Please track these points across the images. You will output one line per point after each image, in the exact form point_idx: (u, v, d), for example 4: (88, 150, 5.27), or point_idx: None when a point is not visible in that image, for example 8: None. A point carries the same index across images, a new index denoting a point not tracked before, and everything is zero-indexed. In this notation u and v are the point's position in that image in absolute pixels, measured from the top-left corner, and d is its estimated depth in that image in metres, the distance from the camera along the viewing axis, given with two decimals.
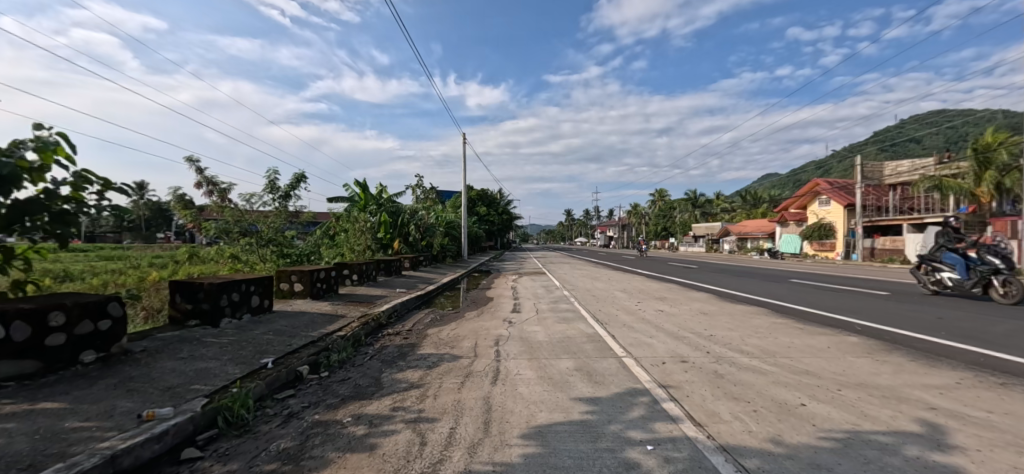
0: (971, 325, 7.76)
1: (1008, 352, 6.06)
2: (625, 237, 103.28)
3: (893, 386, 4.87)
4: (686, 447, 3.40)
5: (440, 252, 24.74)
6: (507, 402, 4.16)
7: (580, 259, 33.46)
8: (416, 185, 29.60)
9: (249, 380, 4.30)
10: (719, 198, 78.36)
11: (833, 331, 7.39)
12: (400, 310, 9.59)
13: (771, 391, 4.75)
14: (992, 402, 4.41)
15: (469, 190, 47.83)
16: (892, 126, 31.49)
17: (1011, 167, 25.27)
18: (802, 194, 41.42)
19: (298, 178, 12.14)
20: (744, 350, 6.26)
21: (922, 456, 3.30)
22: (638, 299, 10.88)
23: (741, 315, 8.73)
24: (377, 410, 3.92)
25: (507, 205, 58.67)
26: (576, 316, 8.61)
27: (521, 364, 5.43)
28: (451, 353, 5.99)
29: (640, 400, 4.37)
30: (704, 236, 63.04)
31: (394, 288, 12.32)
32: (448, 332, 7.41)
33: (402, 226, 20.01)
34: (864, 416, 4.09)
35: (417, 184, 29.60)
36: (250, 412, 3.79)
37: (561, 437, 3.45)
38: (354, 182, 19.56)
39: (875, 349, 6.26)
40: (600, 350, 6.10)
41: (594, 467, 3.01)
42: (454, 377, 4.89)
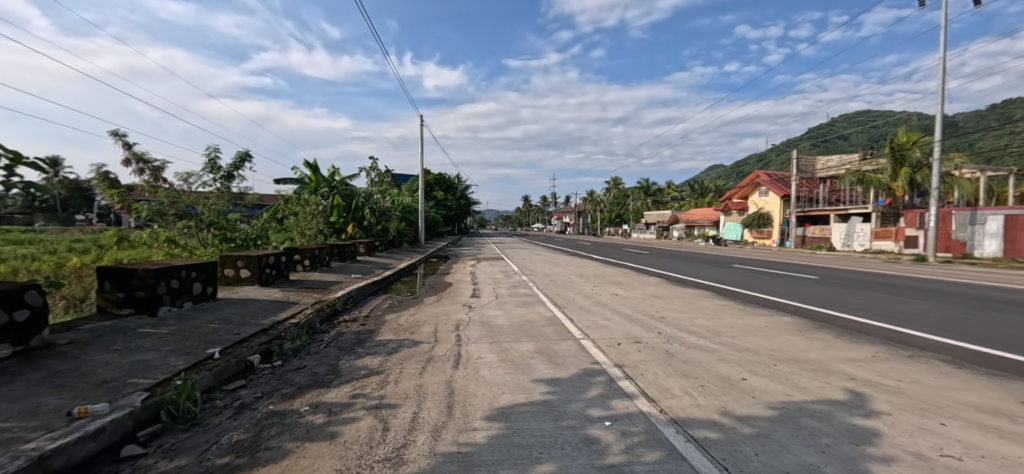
0: (886, 306, 8.62)
1: (914, 329, 6.82)
2: (580, 224, 105.61)
3: (821, 360, 5.34)
4: (641, 422, 3.60)
5: (396, 237, 24.10)
6: (470, 385, 4.19)
7: (546, 251, 25.67)
8: (370, 168, 28.60)
9: (194, 372, 4.05)
10: (669, 188, 81.74)
11: (771, 312, 7.99)
12: (356, 296, 9.32)
13: (716, 368, 5.09)
14: (901, 372, 4.96)
15: (426, 174, 46.91)
16: (824, 124, 33.96)
17: (922, 164, 27.96)
18: (745, 186, 43.53)
19: (242, 157, 11.41)
20: (693, 331, 6.61)
21: (845, 421, 3.67)
22: (595, 283, 11.17)
23: (689, 298, 9.22)
24: (337, 398, 3.83)
25: (465, 190, 58.06)
26: (535, 300, 8.73)
27: (482, 348, 5.46)
28: (412, 339, 5.92)
29: (599, 380, 4.54)
30: (655, 222, 65.55)
31: (349, 274, 11.96)
32: (407, 318, 7.28)
33: (356, 210, 19.39)
34: (797, 387, 4.47)
35: (371, 166, 28.61)
36: (196, 405, 3.60)
37: (524, 417, 3.53)
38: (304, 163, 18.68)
39: (806, 328, 6.85)
40: (559, 333, 6.24)
41: (556, 444, 3.13)
42: (415, 363, 4.84)
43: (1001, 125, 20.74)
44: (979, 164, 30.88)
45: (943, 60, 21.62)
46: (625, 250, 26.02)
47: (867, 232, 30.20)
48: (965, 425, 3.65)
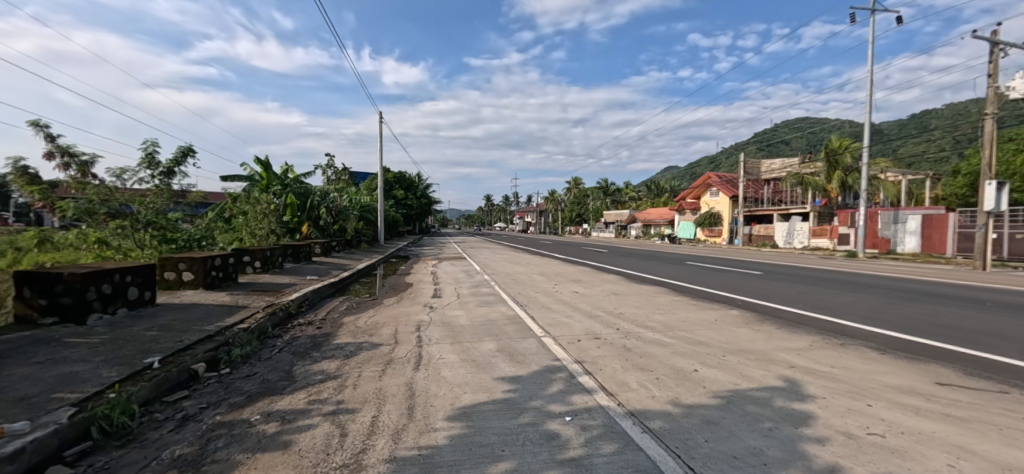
0: (821, 298, 9.28)
1: (845, 319, 7.40)
2: (542, 223, 106.73)
3: (765, 350, 5.70)
4: (599, 415, 3.72)
5: (354, 237, 23.48)
6: (431, 386, 4.17)
7: (508, 250, 24.90)
8: (327, 165, 27.82)
9: (130, 383, 3.81)
10: (626, 188, 84.02)
11: (720, 306, 8.41)
12: (311, 298, 9.02)
13: (670, 360, 5.31)
14: (834, 358, 5.37)
15: (386, 171, 45.98)
16: (769, 129, 36.00)
17: (853, 168, 30.13)
18: (697, 186, 45.45)
19: (183, 152, 10.76)
20: (649, 326, 6.87)
21: (785, 406, 3.95)
22: (555, 281, 11.36)
23: (646, 294, 9.56)
24: (291, 405, 3.71)
25: (426, 189, 57.30)
26: (497, 299, 8.77)
27: (443, 348, 5.45)
28: (371, 341, 5.82)
29: (560, 376, 4.65)
30: (614, 222, 67.22)
31: (303, 275, 11.56)
32: (366, 320, 7.13)
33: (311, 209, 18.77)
34: (743, 375, 4.75)
35: (327, 164, 27.84)
36: (133, 420, 3.39)
37: (486, 416, 3.55)
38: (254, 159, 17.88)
39: (752, 320, 7.27)
40: (521, 331, 6.32)
41: (518, 441, 3.18)
42: (375, 366, 4.76)
43: (919, 133, 22.70)
44: (902, 168, 33.68)
45: (871, 73, 23.40)
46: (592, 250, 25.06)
47: (805, 230, 32.22)
48: (888, 405, 4.01)
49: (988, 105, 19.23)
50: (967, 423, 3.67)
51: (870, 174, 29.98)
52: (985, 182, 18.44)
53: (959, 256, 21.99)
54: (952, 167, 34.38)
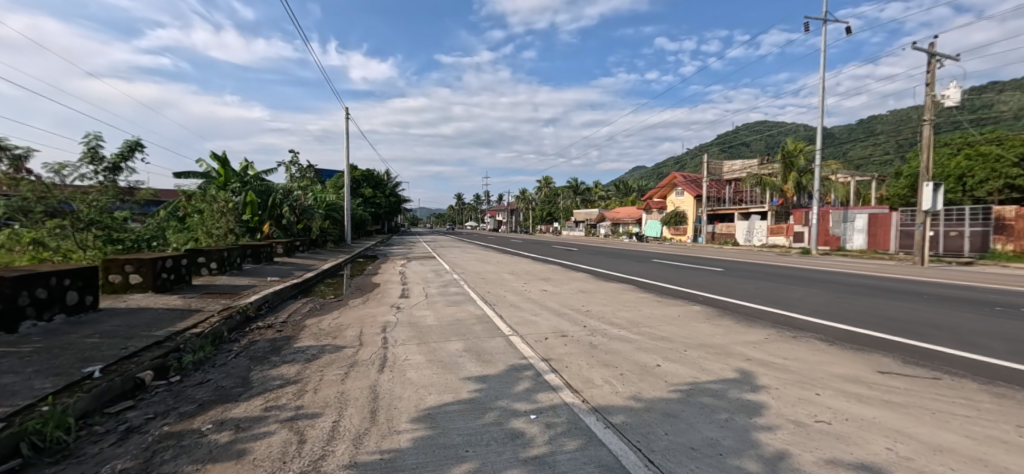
0: (777, 293, 9.71)
1: (798, 312, 7.78)
2: (513, 222, 107.09)
3: (724, 344, 5.93)
4: (564, 412, 3.79)
5: (319, 236, 23.00)
6: (395, 388, 4.16)
7: (479, 250, 23.88)
8: (290, 163, 27.18)
9: (66, 395, 3.62)
10: (596, 187, 85.30)
11: (683, 302, 8.69)
12: (272, 301, 8.78)
13: (635, 356, 5.45)
14: (787, 350, 5.64)
15: (353, 169, 45.17)
16: (730, 132, 37.33)
17: (807, 170, 31.33)
18: (663, 186, 46.64)
19: (130, 147, 10.28)
20: (615, 323, 7.02)
21: (741, 397, 4.12)
22: (524, 280, 11.45)
23: (612, 292, 9.76)
24: (246, 412, 3.63)
25: (394, 187, 56.56)
26: (465, 299, 8.78)
27: (410, 349, 5.42)
28: (334, 343, 5.73)
29: (526, 374, 4.71)
30: (584, 220, 68.11)
31: (264, 276, 11.23)
32: (329, 322, 7.01)
33: (273, 208, 18.27)
34: (703, 369, 4.93)
35: (291, 161, 27.21)
36: (70, 434, 3.23)
37: (450, 417, 3.57)
38: (210, 155, 17.27)
39: (712, 315, 7.54)
40: (488, 330, 6.35)
41: (483, 441, 3.21)
42: (337, 369, 4.70)
43: (866, 138, 24.04)
44: (851, 170, 35.52)
45: (823, 81, 24.62)
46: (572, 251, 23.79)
47: (762, 228, 33.56)
48: (834, 393, 4.25)
49: (926, 112, 20.62)
50: (904, 408, 3.93)
51: (822, 175, 31.46)
52: (922, 183, 19.70)
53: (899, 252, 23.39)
54: (895, 169, 36.58)
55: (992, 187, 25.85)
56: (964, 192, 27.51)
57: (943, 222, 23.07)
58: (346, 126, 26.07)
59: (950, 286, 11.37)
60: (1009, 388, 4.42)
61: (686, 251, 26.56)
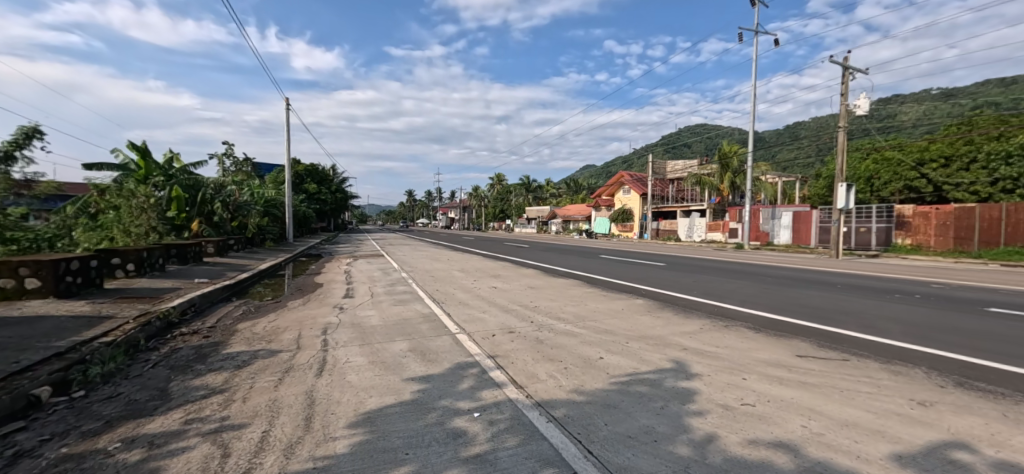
0: (713, 286, 10.31)
1: (731, 303, 8.29)
2: (467, 219, 106.60)
3: (662, 335, 6.23)
4: (507, 408, 3.86)
5: (257, 234, 21.94)
6: (333, 392, 4.07)
7: (434, 251, 21.57)
8: (223, 156, 25.75)
9: None
10: (548, 184, 86.53)
11: (627, 296, 9.03)
12: (199, 305, 8.27)
13: (579, 350, 5.61)
14: (719, 338, 6.02)
15: (295, 163, 43.27)
16: (673, 134, 38.96)
17: (740, 170, 33.28)
18: (611, 184, 48.05)
19: (24, 135, 9.36)
20: (561, 317, 7.20)
21: (676, 385, 4.36)
22: (474, 277, 11.45)
23: (561, 287, 9.98)
24: (161, 427, 3.40)
25: (341, 183, 54.71)
26: (413, 297, 8.68)
27: (351, 352, 5.31)
28: (267, 349, 5.51)
29: (471, 372, 4.75)
30: (536, 217, 68.96)
31: (192, 278, 10.53)
32: (264, 326, 6.73)
33: (202, 204, 17.28)
34: (642, 360, 5.16)
35: (224, 154, 25.78)
36: None
37: (390, 420, 3.55)
38: (127, 144, 16.01)
39: (653, 307, 7.89)
40: (435, 329, 6.33)
41: (423, 442, 3.22)
42: (270, 375, 4.53)
43: (792, 142, 25.78)
44: (779, 171, 38.12)
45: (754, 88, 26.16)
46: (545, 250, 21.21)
47: (701, 225, 35.36)
48: (758, 377, 4.59)
49: (841, 119, 22.40)
50: (817, 388, 4.32)
51: (754, 176, 33.48)
52: (837, 184, 21.38)
53: (818, 247, 25.53)
54: (817, 171, 39.77)
55: (894, 187, 28.61)
56: (872, 193, 30.19)
57: (856, 219, 26.21)
58: (285, 119, 24.85)
59: (859, 277, 12.58)
60: (903, 366, 4.97)
61: (672, 250, 24.00)
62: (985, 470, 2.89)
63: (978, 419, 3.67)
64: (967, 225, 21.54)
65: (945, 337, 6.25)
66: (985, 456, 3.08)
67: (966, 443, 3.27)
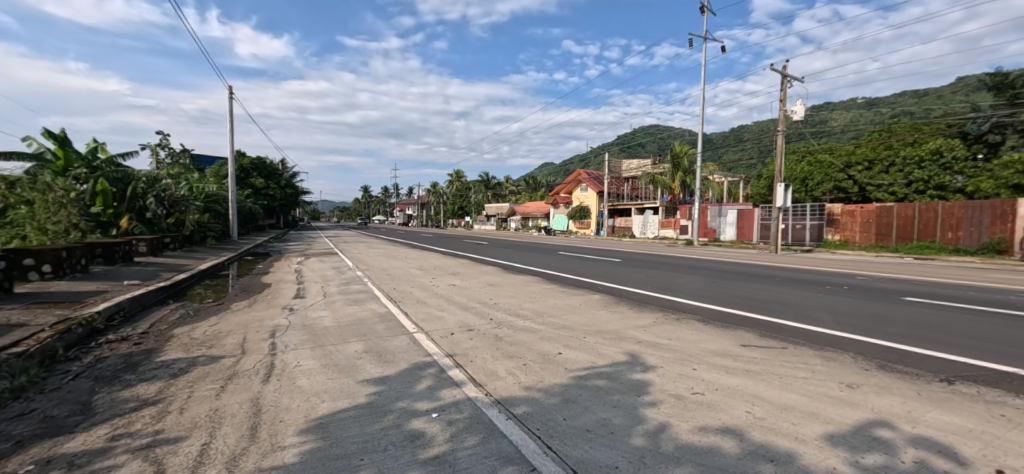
0: (666, 280, 10.69)
1: (682, 297, 8.63)
2: (425, 216, 105.16)
3: (618, 329, 6.37)
4: (466, 408, 3.82)
5: (197, 231, 20.65)
6: (282, 398, 3.88)
7: (395, 251, 19.28)
8: (159, 147, 24.01)
9: None
10: (507, 181, 86.80)
11: (584, 291, 9.18)
12: (129, 310, 7.65)
13: (537, 346, 5.65)
14: (672, 331, 6.23)
15: (240, 156, 41.02)
16: (628, 134, 40.08)
17: (691, 170, 34.68)
18: (569, 182, 48.82)
19: None
20: (520, 314, 7.22)
21: (631, 377, 4.47)
22: (432, 275, 11.29)
23: (520, 284, 10.02)
24: (83, 446, 3.11)
25: (291, 178, 52.40)
26: (368, 297, 8.44)
27: (302, 355, 5.08)
28: (208, 354, 5.17)
29: (429, 372, 4.66)
30: (495, 214, 69.02)
31: (120, 280, 9.70)
32: (204, 330, 6.32)
33: (133, 199, 16.08)
34: (599, 354, 5.26)
35: (160, 145, 24.04)
36: None
37: (345, 425, 3.42)
38: (42, 132, 14.58)
39: (609, 303, 8.08)
40: (392, 328, 6.17)
41: (380, 446, 3.12)
42: (211, 383, 4.25)
43: (737, 144, 27.10)
44: (725, 171, 40.05)
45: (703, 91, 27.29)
46: (521, 250, 19.14)
47: (655, 222, 36.63)
48: (707, 367, 4.78)
49: (780, 124, 23.80)
50: (760, 375, 4.55)
51: (703, 176, 34.96)
52: (776, 183, 22.58)
53: (760, 243, 27.14)
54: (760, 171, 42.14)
55: (825, 188, 30.54)
56: (806, 193, 32.17)
57: (792, 217, 27.80)
58: (229, 108, 23.38)
59: (797, 271, 13.44)
60: (835, 352, 5.35)
61: (643, 249, 23.04)
62: (905, 446, 3.15)
63: (899, 398, 4.00)
64: (887, 222, 23.61)
65: (872, 324, 6.77)
66: (905, 432, 3.36)
67: (890, 421, 3.55)
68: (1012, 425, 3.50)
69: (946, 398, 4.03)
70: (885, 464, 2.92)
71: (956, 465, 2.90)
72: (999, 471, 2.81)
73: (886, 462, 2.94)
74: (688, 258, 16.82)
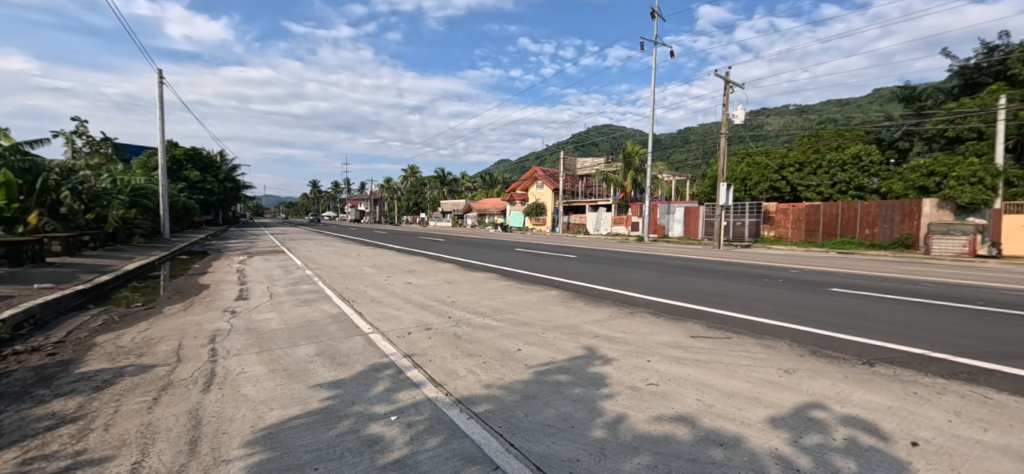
0: (620, 275, 10.98)
1: (636, 291, 8.87)
2: (378, 212, 102.38)
3: (576, 324, 6.44)
4: (426, 409, 3.69)
5: (123, 228, 18.95)
6: (225, 408, 3.59)
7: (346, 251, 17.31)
8: (76, 134, 21.75)
9: None
10: (463, 177, 86.18)
11: (541, 287, 9.24)
12: (41, 316, 6.84)
13: (497, 343, 5.59)
14: (627, 324, 6.38)
15: (173, 147, 37.98)
16: (582, 133, 40.87)
17: (641, 169, 35.85)
18: (525, 179, 49.10)
19: None
20: (479, 311, 7.14)
21: (590, 371, 4.52)
22: (387, 273, 10.95)
23: (477, 281, 9.92)
24: None
25: (231, 172, 49.18)
26: (319, 297, 8.04)
27: (247, 360, 4.74)
28: (138, 364, 4.70)
29: (386, 373, 4.48)
30: (451, 211, 68.32)
31: (30, 283, 8.67)
32: (133, 337, 5.75)
33: (44, 192, 14.51)
34: (557, 349, 5.28)
35: (77, 133, 21.78)
36: None
37: (296, 433, 3.21)
38: None
39: (566, 298, 8.17)
40: (345, 329, 5.91)
41: (335, 454, 2.95)
42: (142, 395, 3.86)
43: (683, 145, 28.32)
44: (673, 171, 41.75)
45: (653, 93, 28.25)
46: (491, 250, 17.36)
47: (608, 219, 37.64)
48: (661, 358, 4.92)
49: (723, 127, 25.10)
50: (710, 364, 4.74)
51: (652, 175, 36.28)
52: (719, 183, 23.77)
53: (704, 239, 28.63)
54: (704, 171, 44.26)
55: (762, 188, 32.54)
56: (745, 192, 33.98)
57: (733, 214, 29.41)
58: (159, 94, 21.55)
59: (740, 265, 14.22)
60: (774, 340, 5.68)
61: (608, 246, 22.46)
62: (837, 425, 3.38)
63: (829, 380, 4.30)
64: (814, 220, 25.58)
65: (806, 314, 7.25)
66: (835, 412, 3.61)
67: (822, 402, 3.80)
68: (923, 400, 3.85)
69: (868, 379, 4.38)
70: (822, 442, 3.11)
71: (880, 440, 3.14)
72: (913, 444, 3.07)
73: (822, 441, 3.13)
74: (671, 258, 15.77)
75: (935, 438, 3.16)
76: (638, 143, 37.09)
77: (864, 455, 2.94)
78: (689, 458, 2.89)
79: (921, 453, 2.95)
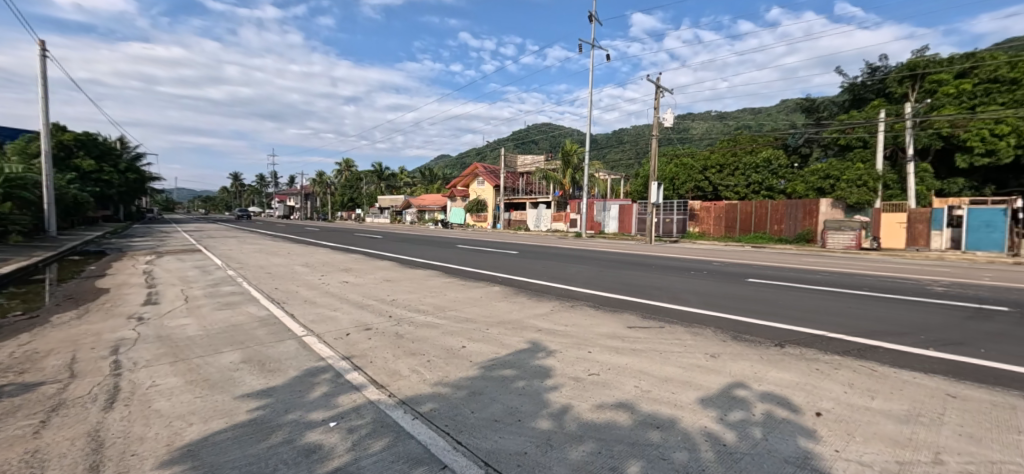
0: (561, 270, 11.18)
1: (576, 285, 9.07)
2: (309, 208, 96.85)
3: (520, 319, 6.44)
4: (368, 412, 3.48)
5: None
6: (135, 427, 3.15)
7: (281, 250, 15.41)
8: None
9: None
10: (401, 172, 83.88)
11: (484, 284, 9.17)
12: None
13: (440, 341, 5.44)
14: (568, 318, 6.49)
15: (61, 132, 33.24)
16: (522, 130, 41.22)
17: (579, 167, 36.82)
18: (465, 175, 48.62)
19: None
20: (421, 309, 6.91)
21: (535, 364, 4.52)
22: (321, 272, 10.33)
23: (418, 278, 9.65)
24: None
25: (134, 163, 43.98)
26: (244, 299, 7.39)
27: (160, 372, 4.22)
28: (18, 382, 4.01)
29: (323, 377, 4.18)
30: (388, 207, 66.23)
31: None
32: (12, 352, 4.91)
33: None
34: (502, 344, 5.24)
35: None
36: None
37: (221, 448, 2.89)
38: None
39: (509, 293, 8.17)
40: (275, 333, 5.46)
41: (266, 468, 2.68)
42: (24, 419, 3.29)
43: (616, 145, 29.45)
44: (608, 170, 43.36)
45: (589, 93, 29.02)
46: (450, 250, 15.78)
47: (547, 216, 38.36)
48: (600, 349, 5.04)
49: (654, 129, 26.42)
50: (645, 353, 4.93)
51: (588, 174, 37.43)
52: (650, 182, 24.97)
53: (638, 234, 30.05)
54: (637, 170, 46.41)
55: (688, 187, 34.80)
56: (673, 191, 36.13)
57: (663, 211, 31.09)
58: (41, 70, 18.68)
59: (672, 259, 15.04)
60: (701, 328, 6.04)
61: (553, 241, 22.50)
62: (755, 401, 3.63)
63: (748, 362, 4.63)
64: (733, 217, 27.70)
65: (729, 303, 7.80)
66: (755, 390, 3.87)
67: (743, 382, 4.07)
68: (823, 375, 4.25)
69: (779, 359, 4.77)
70: (744, 418, 3.31)
71: (791, 412, 3.42)
72: (818, 414, 3.37)
73: (744, 416, 3.34)
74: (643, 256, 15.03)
75: (834, 408, 3.48)
76: (576, 141, 38.07)
77: (779, 426, 3.17)
78: (630, 442, 2.96)
79: (824, 422, 3.23)
